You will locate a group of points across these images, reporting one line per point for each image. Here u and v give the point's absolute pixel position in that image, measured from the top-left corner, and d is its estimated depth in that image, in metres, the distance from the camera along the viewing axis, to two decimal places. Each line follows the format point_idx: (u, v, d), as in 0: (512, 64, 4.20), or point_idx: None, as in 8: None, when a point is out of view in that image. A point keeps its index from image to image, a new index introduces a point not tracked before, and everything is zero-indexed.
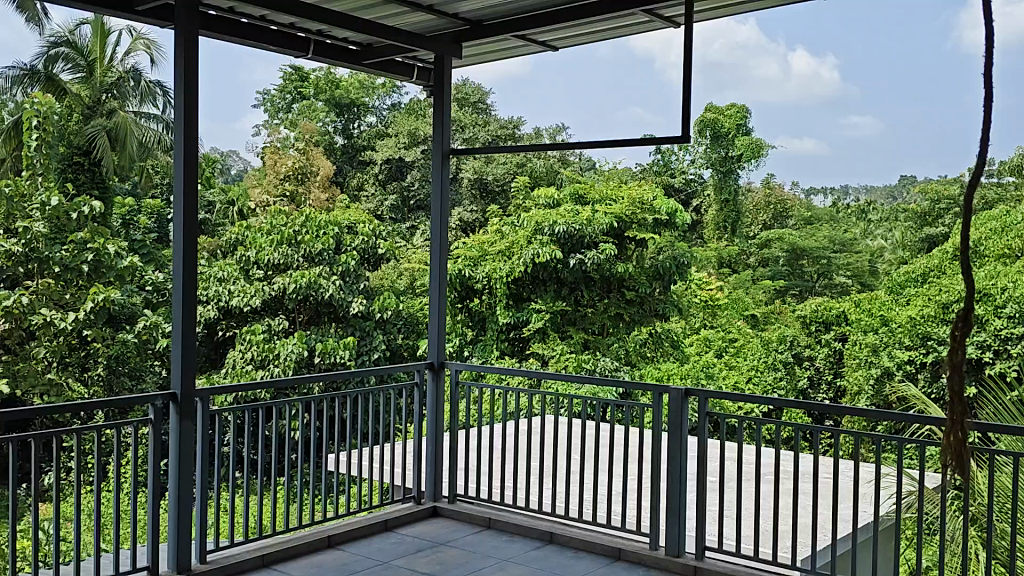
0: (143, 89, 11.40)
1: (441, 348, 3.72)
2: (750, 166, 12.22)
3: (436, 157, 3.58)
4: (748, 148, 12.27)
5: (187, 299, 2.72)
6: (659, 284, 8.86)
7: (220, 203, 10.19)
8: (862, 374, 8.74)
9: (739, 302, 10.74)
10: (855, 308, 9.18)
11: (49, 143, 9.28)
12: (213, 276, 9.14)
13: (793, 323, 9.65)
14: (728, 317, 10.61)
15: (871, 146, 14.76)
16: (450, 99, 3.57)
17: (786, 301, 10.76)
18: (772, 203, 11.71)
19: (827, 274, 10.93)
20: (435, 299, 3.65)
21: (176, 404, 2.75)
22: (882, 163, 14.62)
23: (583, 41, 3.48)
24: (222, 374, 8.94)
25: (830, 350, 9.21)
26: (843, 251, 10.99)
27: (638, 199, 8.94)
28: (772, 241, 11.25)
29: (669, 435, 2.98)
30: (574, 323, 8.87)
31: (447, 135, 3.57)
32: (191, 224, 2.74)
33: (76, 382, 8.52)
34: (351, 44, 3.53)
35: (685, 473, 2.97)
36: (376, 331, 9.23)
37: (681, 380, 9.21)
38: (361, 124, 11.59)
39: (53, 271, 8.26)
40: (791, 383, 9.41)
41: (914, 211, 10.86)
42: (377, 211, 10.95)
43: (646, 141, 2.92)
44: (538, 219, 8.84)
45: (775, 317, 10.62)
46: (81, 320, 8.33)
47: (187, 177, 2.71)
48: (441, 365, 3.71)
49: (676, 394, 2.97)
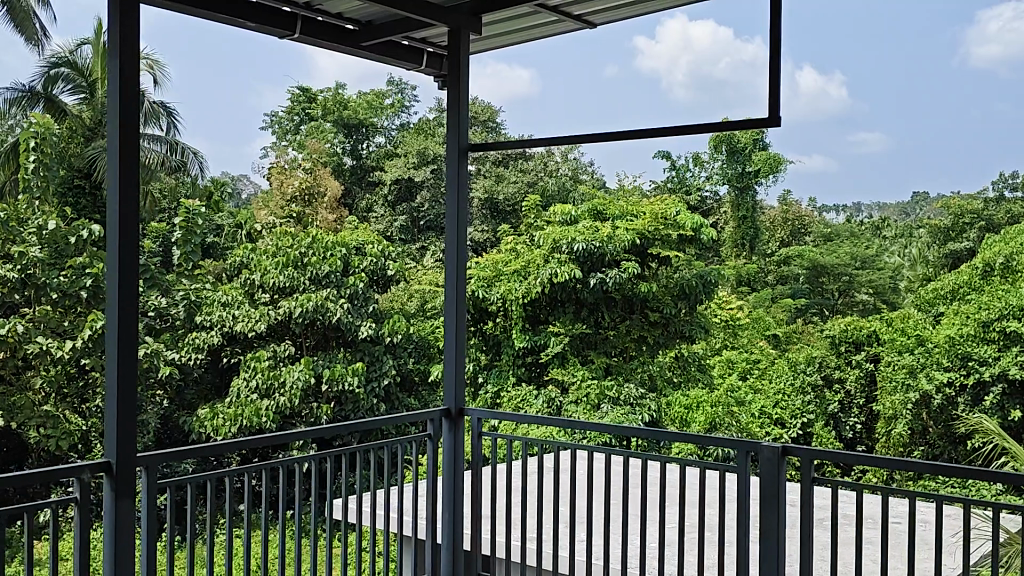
0: (147, 109, 10.52)
1: (460, 393, 3.26)
2: (770, 181, 11.47)
3: (451, 155, 3.15)
4: (768, 163, 11.50)
5: (122, 345, 2.22)
6: (683, 304, 8.39)
7: (228, 226, 9.49)
8: (899, 398, 8.22)
9: (760, 321, 10.20)
10: (888, 328, 8.74)
11: (49, 166, 8.97)
12: (218, 301, 8.70)
13: (821, 342, 9.09)
14: (750, 338, 10.00)
15: (882, 166, 12.87)
16: (467, 87, 3.12)
17: (811, 320, 10.19)
18: (790, 220, 11.00)
19: (851, 291, 10.35)
20: (451, 325, 3.18)
21: (111, 479, 2.19)
22: (896, 182, 12.66)
23: (623, 15, 3.11)
24: (225, 405, 8.55)
25: (861, 371, 8.65)
26: (865, 268, 10.38)
27: (660, 214, 8.45)
28: (791, 258, 10.65)
29: (758, 505, 2.47)
30: (595, 347, 8.40)
31: (462, 130, 3.13)
32: (128, 247, 2.24)
33: (73, 414, 8.08)
34: (348, 23, 3.13)
35: (780, 556, 2.46)
36: (386, 356, 8.84)
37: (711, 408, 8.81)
38: (370, 145, 11.01)
39: (51, 298, 7.86)
40: (820, 407, 8.79)
41: (936, 227, 10.47)
42: (386, 232, 10.51)
43: (713, 129, 2.49)
44: (555, 236, 8.31)
45: (799, 338, 10.05)
46: (79, 349, 7.88)
47: (122, 193, 2.22)
48: (461, 411, 3.25)
49: (769, 454, 2.45)
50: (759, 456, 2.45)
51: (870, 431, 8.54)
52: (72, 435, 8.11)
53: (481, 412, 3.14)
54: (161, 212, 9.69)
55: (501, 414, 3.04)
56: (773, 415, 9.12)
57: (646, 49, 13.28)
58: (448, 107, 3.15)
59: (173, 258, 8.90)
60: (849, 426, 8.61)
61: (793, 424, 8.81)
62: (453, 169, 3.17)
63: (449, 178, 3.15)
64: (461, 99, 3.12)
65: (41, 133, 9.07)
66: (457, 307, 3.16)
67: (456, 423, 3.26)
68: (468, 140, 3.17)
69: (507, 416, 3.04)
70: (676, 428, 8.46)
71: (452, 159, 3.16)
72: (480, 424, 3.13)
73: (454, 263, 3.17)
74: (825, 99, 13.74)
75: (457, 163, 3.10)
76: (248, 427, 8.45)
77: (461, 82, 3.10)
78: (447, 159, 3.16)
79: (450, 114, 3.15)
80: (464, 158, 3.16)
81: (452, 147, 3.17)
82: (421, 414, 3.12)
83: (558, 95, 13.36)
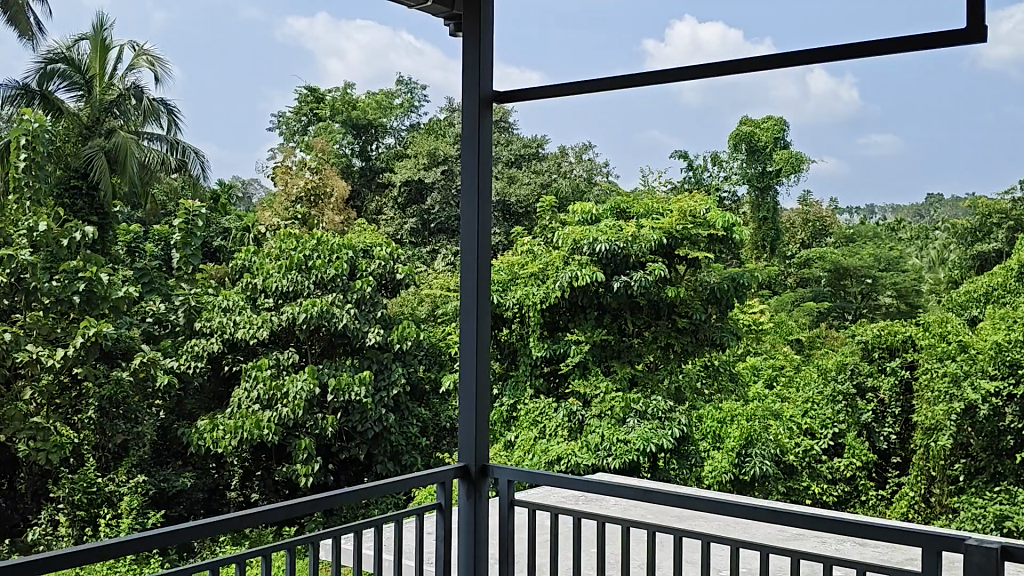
0: (146, 107, 9.19)
1: (482, 445, 2.62)
2: (792, 180, 9.44)
3: (469, 107, 2.59)
4: (792, 163, 9.55)
5: None
6: (714, 309, 7.91)
7: (235, 230, 8.95)
8: (942, 409, 7.42)
9: (782, 326, 8.63)
10: (924, 333, 7.90)
11: (40, 165, 7.81)
12: (218, 306, 8.15)
13: (846, 342, 8.36)
14: (772, 343, 8.57)
15: (870, 166, 9.29)
16: (488, 23, 2.59)
17: (838, 327, 8.59)
18: (811, 220, 9.16)
19: (872, 295, 8.66)
20: (467, 340, 2.59)
21: None
22: (896, 181, 9.16)
23: None
24: (226, 415, 8.08)
25: (896, 379, 7.74)
26: (891, 271, 8.68)
27: (689, 211, 7.90)
28: (812, 260, 8.95)
29: None
30: (619, 356, 7.85)
31: (484, 73, 2.58)
32: None
33: (64, 424, 7.29)
34: None
35: None
36: (396, 364, 8.26)
37: (747, 422, 8.03)
38: (379, 145, 10.07)
39: (42, 304, 7.10)
40: (852, 417, 7.89)
41: (960, 228, 8.58)
42: (395, 235, 9.65)
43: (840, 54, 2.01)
44: (575, 236, 7.87)
45: (825, 344, 8.52)
46: (71, 358, 7.19)
47: None
48: (485, 467, 2.62)
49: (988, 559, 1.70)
50: (967, 563, 1.72)
51: (906, 441, 7.67)
52: (63, 448, 7.31)
53: (508, 470, 2.54)
54: (163, 209, 8.89)
55: (541, 475, 2.42)
56: (800, 421, 8.12)
57: (654, 47, 10.97)
58: (463, 49, 2.60)
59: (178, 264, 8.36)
60: (883, 437, 7.71)
61: (826, 434, 7.93)
62: (470, 126, 2.60)
63: (467, 135, 2.59)
64: (480, 39, 2.58)
65: (33, 129, 7.75)
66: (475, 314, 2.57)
67: (476, 487, 2.62)
68: (491, 80, 2.63)
69: (540, 473, 2.43)
70: (708, 443, 7.85)
71: (467, 124, 2.60)
72: (509, 486, 2.54)
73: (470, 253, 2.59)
74: (841, 97, 9.63)
75: (478, 126, 2.55)
76: (248, 440, 8.05)
77: (481, 17, 2.58)
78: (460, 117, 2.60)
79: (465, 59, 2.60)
80: (483, 119, 2.59)
81: (467, 112, 2.61)
82: (433, 476, 2.47)
83: (568, 72, 11.20)
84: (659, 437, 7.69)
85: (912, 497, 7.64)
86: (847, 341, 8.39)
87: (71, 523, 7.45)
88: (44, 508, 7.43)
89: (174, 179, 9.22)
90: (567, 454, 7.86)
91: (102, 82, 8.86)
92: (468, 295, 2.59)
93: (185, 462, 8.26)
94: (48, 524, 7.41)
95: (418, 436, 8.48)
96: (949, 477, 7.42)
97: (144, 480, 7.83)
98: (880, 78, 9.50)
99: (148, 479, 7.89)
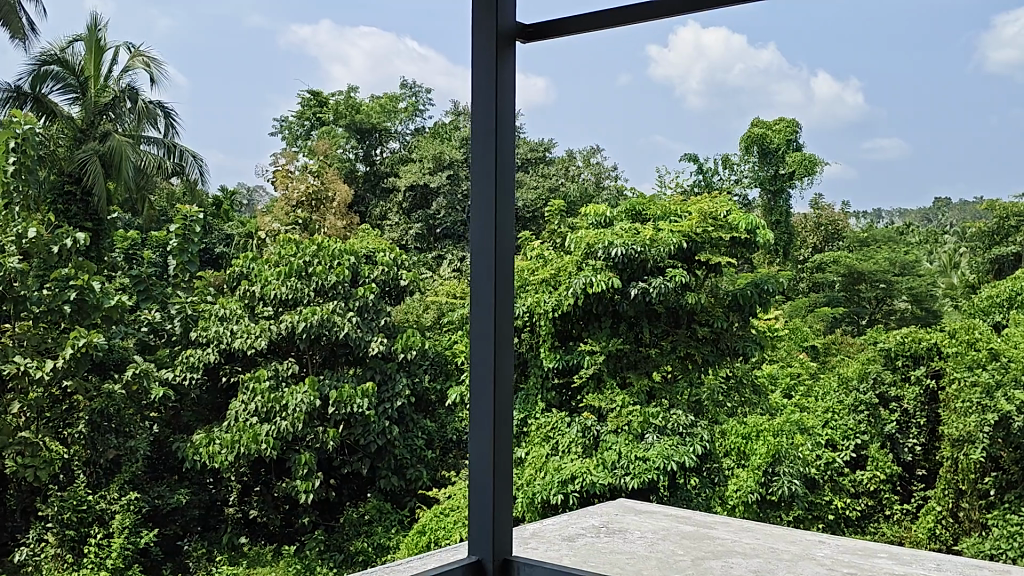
0: (140, 109, 6.67)
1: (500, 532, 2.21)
2: (802, 182, 6.89)
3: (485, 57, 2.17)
4: (805, 164, 6.80)
5: None
6: (736, 317, 7.22)
7: (238, 236, 7.51)
8: (974, 421, 6.16)
9: (798, 331, 6.99)
10: (948, 339, 6.32)
11: (31, 169, 6.04)
12: (213, 314, 7.32)
13: (865, 349, 6.64)
14: (788, 352, 7.03)
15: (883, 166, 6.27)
16: None
17: (853, 331, 6.72)
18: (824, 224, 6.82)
19: (887, 300, 6.60)
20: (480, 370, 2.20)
21: None
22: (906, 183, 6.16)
23: None
24: (221, 429, 7.36)
25: (919, 389, 6.40)
26: (907, 275, 6.54)
27: (710, 212, 7.32)
28: (827, 264, 6.86)
29: None
30: (636, 367, 7.44)
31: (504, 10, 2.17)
32: None
33: (53, 440, 6.17)
34: None
35: None
36: (400, 374, 7.99)
37: (775, 439, 7.07)
38: (383, 151, 8.90)
39: (33, 313, 5.90)
40: (874, 428, 6.55)
41: (975, 232, 6.05)
42: (400, 242, 8.74)
43: None
44: (589, 240, 7.48)
45: (841, 354, 6.76)
46: (62, 369, 6.14)
47: None
48: (505, 562, 2.22)
49: None
50: None
51: (931, 452, 6.31)
52: (52, 465, 6.19)
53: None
54: (161, 214, 6.91)
55: None
56: (820, 434, 6.85)
57: (659, 52, 7.81)
58: None
59: (172, 269, 7.04)
60: (908, 449, 6.40)
61: (848, 445, 6.67)
62: (483, 119, 2.20)
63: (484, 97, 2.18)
64: (497, 7, 2.17)
65: (24, 132, 5.97)
66: (492, 343, 2.18)
67: None
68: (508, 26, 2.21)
69: None
70: (731, 460, 7.18)
71: (480, 115, 2.20)
72: None
73: (484, 273, 2.20)
74: (843, 103, 6.56)
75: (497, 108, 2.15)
76: (246, 456, 7.47)
77: None
78: (473, 108, 2.20)
79: (477, 39, 2.20)
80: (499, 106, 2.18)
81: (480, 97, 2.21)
82: None
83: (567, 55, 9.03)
84: (680, 455, 7.19)
85: (938, 512, 6.25)
86: (864, 349, 6.66)
87: (61, 543, 6.31)
88: (34, 527, 6.14)
89: (174, 184, 6.93)
90: (581, 472, 7.38)
91: (99, 85, 6.38)
92: (484, 323, 2.20)
93: (182, 477, 7.25)
94: (37, 543, 6.15)
95: (424, 449, 8.13)
96: (977, 491, 6.08)
97: (137, 497, 6.88)
98: (846, 53, 6.61)
99: (142, 496, 6.94)
